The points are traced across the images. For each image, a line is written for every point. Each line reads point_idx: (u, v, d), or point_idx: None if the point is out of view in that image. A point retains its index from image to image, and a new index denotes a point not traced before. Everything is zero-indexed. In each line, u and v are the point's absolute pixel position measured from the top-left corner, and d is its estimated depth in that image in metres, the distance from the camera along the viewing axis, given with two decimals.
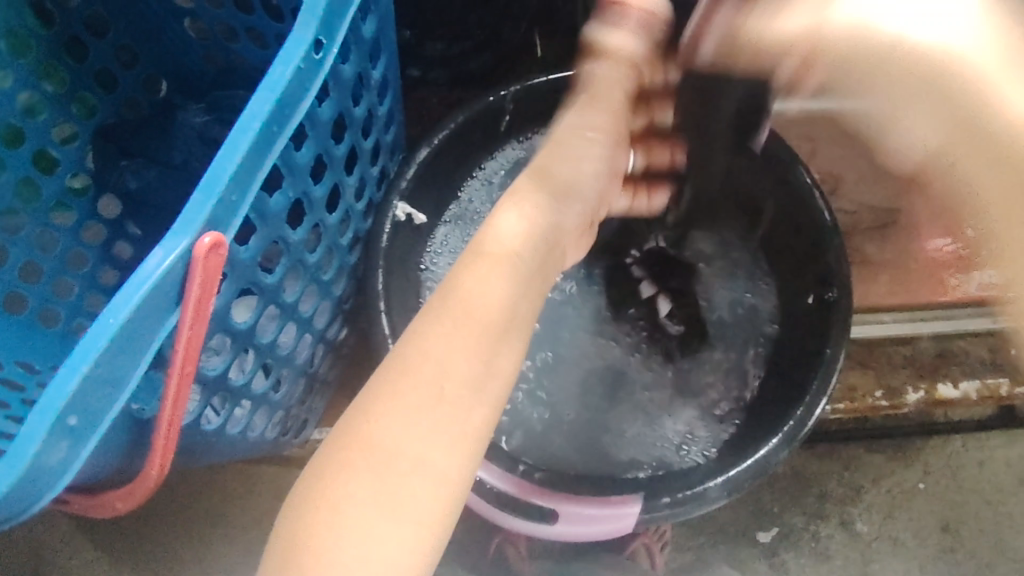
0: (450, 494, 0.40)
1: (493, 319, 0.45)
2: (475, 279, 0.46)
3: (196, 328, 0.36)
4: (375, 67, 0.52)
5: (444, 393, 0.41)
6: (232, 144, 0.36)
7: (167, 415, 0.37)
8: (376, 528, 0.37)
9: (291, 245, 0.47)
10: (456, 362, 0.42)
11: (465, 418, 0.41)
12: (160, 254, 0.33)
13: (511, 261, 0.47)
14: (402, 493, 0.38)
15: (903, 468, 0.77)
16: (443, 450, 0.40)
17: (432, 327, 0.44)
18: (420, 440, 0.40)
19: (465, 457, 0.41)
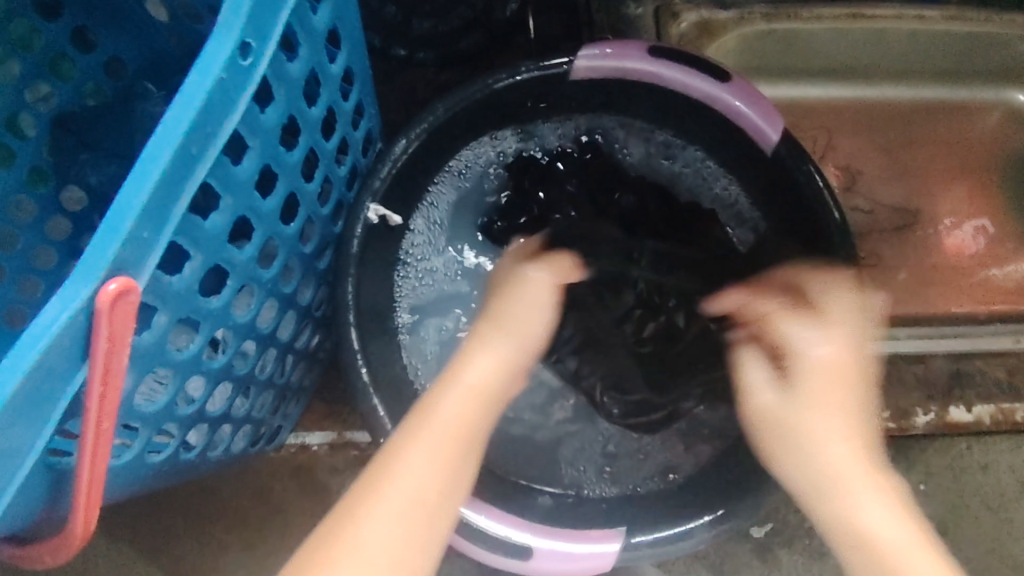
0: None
1: (467, 433, 0.44)
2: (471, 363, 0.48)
3: (108, 383, 0.32)
4: (335, 59, 0.45)
5: (405, 483, 0.41)
6: (141, 173, 0.30)
7: (85, 473, 0.33)
8: None
9: (238, 263, 0.42)
10: (422, 467, 0.42)
11: (424, 513, 0.40)
12: (55, 308, 0.29)
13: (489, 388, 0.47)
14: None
15: (904, 468, 0.72)
16: (402, 540, 0.39)
17: (408, 438, 0.43)
18: (381, 537, 0.38)
19: (421, 543, 0.40)
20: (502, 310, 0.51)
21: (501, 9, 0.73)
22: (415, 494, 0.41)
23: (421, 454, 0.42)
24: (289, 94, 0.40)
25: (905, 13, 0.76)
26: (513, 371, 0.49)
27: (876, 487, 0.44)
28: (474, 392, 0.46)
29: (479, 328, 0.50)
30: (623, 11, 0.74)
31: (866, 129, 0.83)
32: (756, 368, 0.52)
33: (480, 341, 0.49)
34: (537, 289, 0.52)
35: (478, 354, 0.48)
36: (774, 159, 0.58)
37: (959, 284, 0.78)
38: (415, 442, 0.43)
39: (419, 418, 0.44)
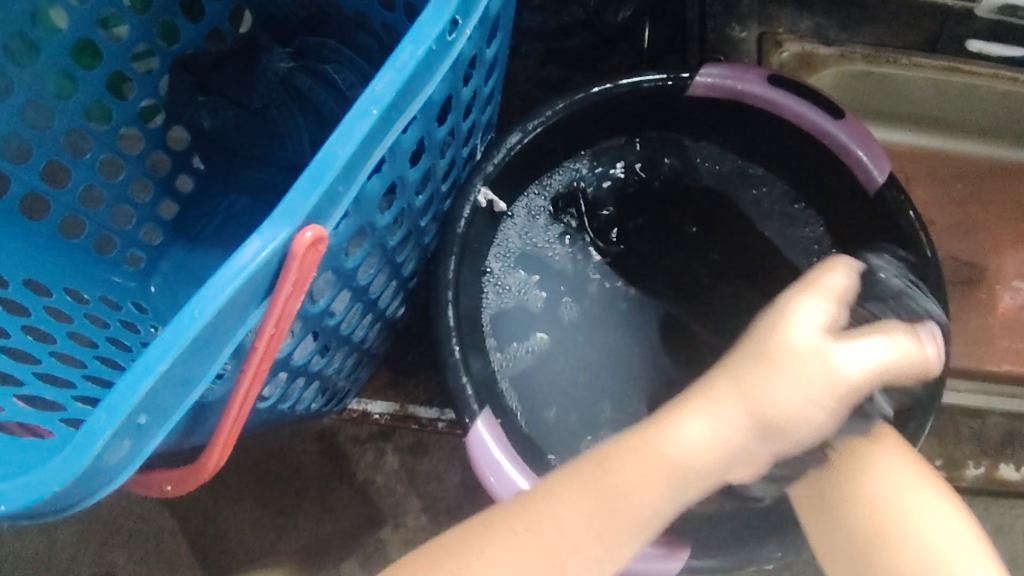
0: None
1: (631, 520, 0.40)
2: (631, 460, 0.40)
3: (279, 326, 0.33)
4: (490, 46, 0.47)
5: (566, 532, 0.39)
6: (347, 128, 0.32)
7: (235, 410, 0.35)
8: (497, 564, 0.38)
9: (377, 228, 0.43)
10: (576, 526, 0.39)
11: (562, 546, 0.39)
12: (257, 246, 0.30)
13: (666, 478, 0.40)
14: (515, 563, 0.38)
15: None
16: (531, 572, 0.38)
17: (562, 484, 0.40)
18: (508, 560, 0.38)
19: None
20: (752, 356, 0.39)
21: (613, 14, 0.75)
22: (558, 558, 0.38)
23: (591, 500, 0.39)
24: (455, 73, 0.41)
25: (1002, 74, 0.76)
26: (729, 452, 0.39)
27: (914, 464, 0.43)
28: (657, 464, 0.40)
29: (738, 359, 0.40)
30: (728, 33, 0.75)
31: (943, 181, 0.84)
32: (803, 311, 0.39)
33: (709, 392, 0.40)
34: (743, 404, 0.39)
35: (714, 411, 0.40)
36: (876, 199, 0.59)
37: (993, 338, 0.77)
38: (572, 486, 0.40)
39: (624, 449, 0.41)
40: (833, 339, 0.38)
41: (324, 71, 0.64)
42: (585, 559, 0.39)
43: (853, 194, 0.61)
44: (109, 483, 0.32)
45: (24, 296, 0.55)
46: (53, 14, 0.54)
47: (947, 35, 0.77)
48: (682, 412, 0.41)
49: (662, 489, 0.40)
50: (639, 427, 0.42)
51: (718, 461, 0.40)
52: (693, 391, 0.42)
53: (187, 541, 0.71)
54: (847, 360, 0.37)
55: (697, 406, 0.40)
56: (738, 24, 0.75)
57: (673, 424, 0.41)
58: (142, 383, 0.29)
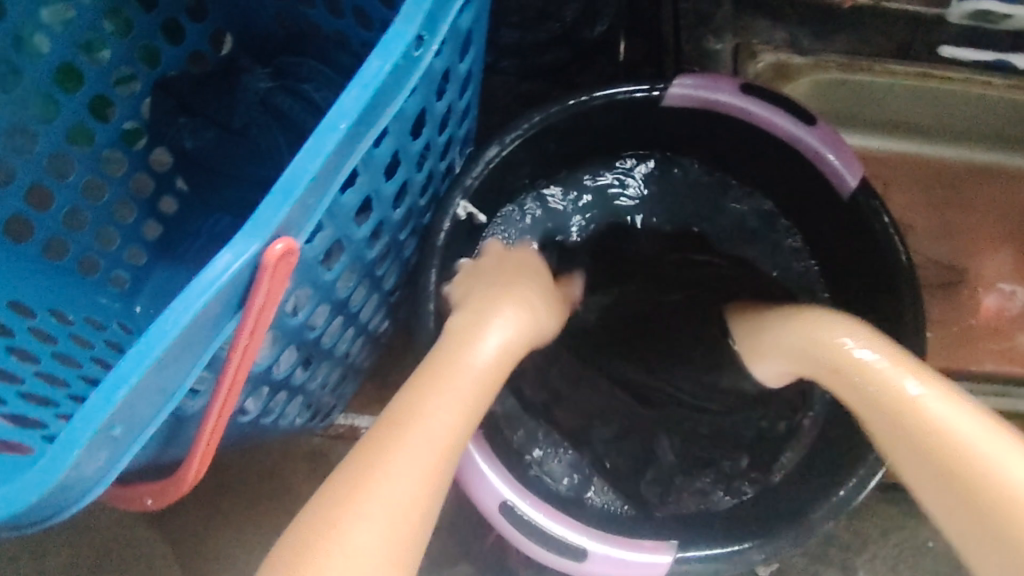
0: (420, 517, 0.38)
1: (478, 395, 0.45)
2: (468, 354, 0.46)
3: (251, 337, 0.33)
4: (463, 60, 0.47)
5: (405, 466, 0.39)
6: (316, 143, 0.32)
7: (213, 421, 0.35)
8: (371, 500, 0.37)
9: (353, 241, 0.44)
10: (445, 424, 0.42)
11: (430, 440, 0.41)
12: (228, 258, 0.30)
13: (501, 357, 0.48)
14: (383, 504, 0.37)
15: (915, 523, 0.74)
16: (404, 484, 0.38)
17: (422, 399, 0.43)
18: (389, 489, 0.38)
19: (426, 493, 0.39)
20: (513, 272, 0.58)
21: (588, 30, 0.77)
22: (424, 458, 0.40)
23: (449, 405, 0.43)
24: (427, 88, 0.42)
25: (974, 78, 0.78)
26: (529, 334, 0.51)
27: (939, 382, 0.44)
28: (488, 353, 0.47)
29: (503, 271, 0.58)
30: (704, 45, 0.77)
31: (922, 185, 0.84)
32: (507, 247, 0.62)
33: (509, 291, 0.53)
34: (522, 293, 0.54)
35: (517, 300, 0.52)
36: (850, 204, 0.60)
37: (974, 338, 0.78)
38: (434, 395, 0.43)
39: (430, 371, 0.45)
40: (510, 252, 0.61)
41: (305, 90, 0.65)
42: (451, 437, 0.42)
43: (828, 200, 0.62)
44: (86, 494, 0.32)
45: (9, 318, 0.55)
46: (34, 40, 0.54)
47: (919, 42, 0.78)
48: (493, 311, 0.50)
49: (490, 362, 0.47)
50: (450, 330, 0.49)
51: (527, 338, 0.51)
52: (489, 293, 0.53)
53: (178, 564, 0.71)
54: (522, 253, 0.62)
55: (507, 301, 0.51)
56: (713, 35, 0.77)
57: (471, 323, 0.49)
58: (115, 395, 0.30)
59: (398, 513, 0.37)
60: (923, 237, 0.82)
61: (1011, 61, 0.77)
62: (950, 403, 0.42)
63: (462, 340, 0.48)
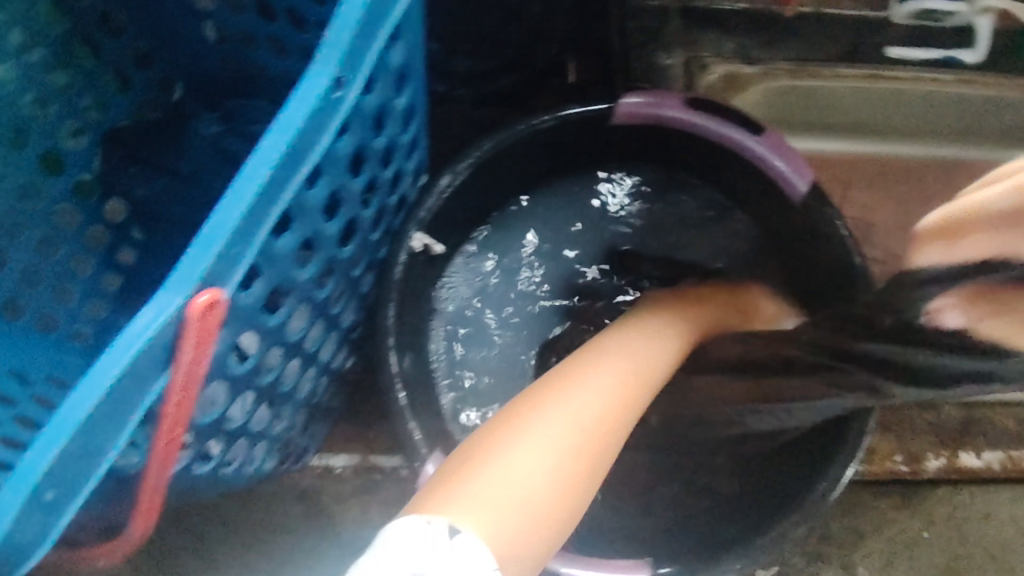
0: (552, 508, 0.41)
1: (617, 416, 0.47)
2: (609, 359, 0.50)
3: (183, 391, 0.33)
4: (401, 95, 0.48)
5: (551, 434, 0.43)
6: (236, 192, 0.33)
7: (153, 476, 0.35)
8: (494, 478, 0.39)
9: (298, 284, 0.44)
10: (587, 409, 0.45)
11: (573, 414, 0.45)
12: (151, 312, 0.31)
13: (633, 375, 0.50)
14: (523, 463, 0.41)
15: (908, 516, 0.73)
16: (549, 457, 0.42)
17: (560, 382, 0.47)
18: (525, 455, 0.41)
19: (559, 487, 0.41)
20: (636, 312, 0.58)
21: (540, 51, 0.78)
22: (550, 447, 0.42)
23: (593, 393, 0.47)
24: (360, 127, 0.42)
25: (923, 76, 0.79)
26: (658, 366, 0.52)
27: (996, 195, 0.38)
28: (620, 375, 0.49)
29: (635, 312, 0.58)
30: (655, 60, 0.78)
31: (880, 183, 0.85)
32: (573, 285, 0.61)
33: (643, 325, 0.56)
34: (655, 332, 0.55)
35: (647, 336, 0.54)
36: (803, 210, 0.60)
37: None
38: (575, 382, 0.47)
39: (571, 370, 0.49)
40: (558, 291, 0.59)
41: (257, 131, 0.68)
42: (593, 427, 0.45)
43: (782, 205, 0.62)
44: (25, 561, 0.32)
45: None
46: None
47: (866, 43, 0.80)
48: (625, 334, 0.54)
49: (618, 383, 0.48)
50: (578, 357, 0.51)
51: (656, 366, 0.52)
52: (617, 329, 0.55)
53: None
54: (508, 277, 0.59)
55: (642, 331, 0.55)
56: (664, 51, 0.79)
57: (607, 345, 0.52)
58: (44, 457, 0.30)
59: (509, 514, 0.38)
60: None
61: (957, 56, 0.80)
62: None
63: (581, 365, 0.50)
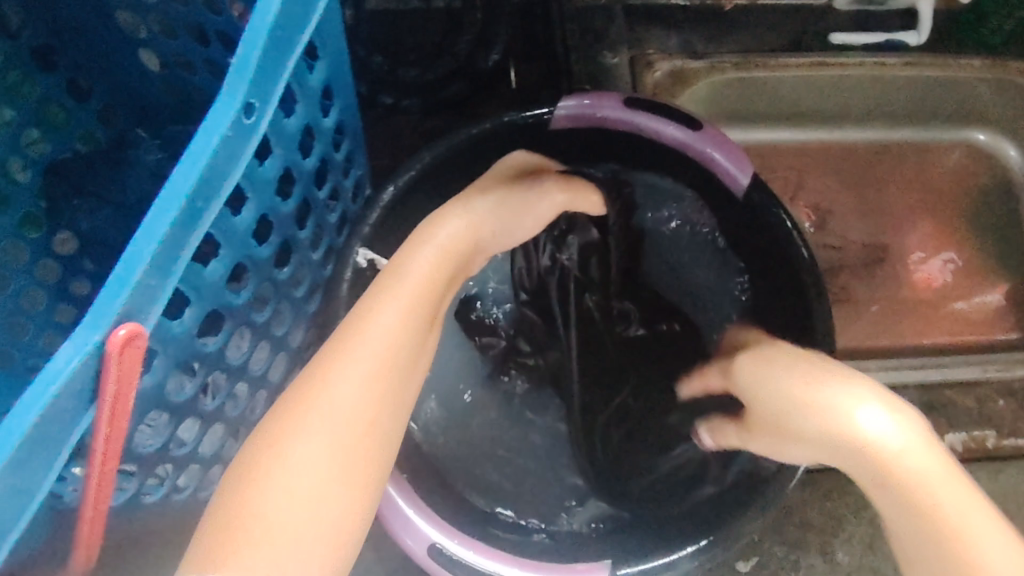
0: (353, 510, 0.40)
1: (395, 381, 0.42)
2: (371, 317, 0.43)
3: (111, 428, 0.33)
4: (328, 114, 0.48)
5: (344, 420, 0.40)
6: (150, 223, 0.32)
7: (88, 512, 0.35)
8: (276, 488, 0.38)
9: (233, 309, 0.44)
10: (351, 392, 0.41)
11: (338, 416, 0.40)
12: (66, 352, 0.30)
13: (397, 354, 0.43)
14: (296, 472, 0.38)
15: None
16: (326, 469, 0.39)
17: (328, 359, 0.42)
18: (301, 464, 0.38)
19: (352, 480, 0.40)
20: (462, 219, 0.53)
21: (483, 59, 0.78)
22: (336, 432, 0.40)
23: (356, 381, 0.41)
24: (285, 149, 0.42)
25: (867, 61, 0.79)
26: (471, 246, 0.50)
27: (913, 429, 0.43)
28: (393, 326, 0.43)
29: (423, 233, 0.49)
30: (601, 60, 0.77)
31: (835, 171, 0.85)
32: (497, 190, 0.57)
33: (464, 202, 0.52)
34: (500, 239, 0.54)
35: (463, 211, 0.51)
36: (746, 202, 0.61)
37: (904, 313, 0.80)
38: (344, 350, 0.42)
39: (347, 332, 0.43)
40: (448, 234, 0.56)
41: None
42: (380, 403, 0.42)
43: (727, 199, 0.63)
44: None
45: None
46: None
47: (811, 33, 0.81)
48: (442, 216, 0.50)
49: (407, 310, 0.44)
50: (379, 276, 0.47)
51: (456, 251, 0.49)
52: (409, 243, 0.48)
53: None
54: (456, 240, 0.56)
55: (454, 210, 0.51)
56: (609, 50, 0.78)
57: (382, 302, 0.44)
58: None
59: (293, 520, 0.37)
60: (851, 216, 0.83)
61: (900, 39, 0.80)
62: (943, 465, 0.42)
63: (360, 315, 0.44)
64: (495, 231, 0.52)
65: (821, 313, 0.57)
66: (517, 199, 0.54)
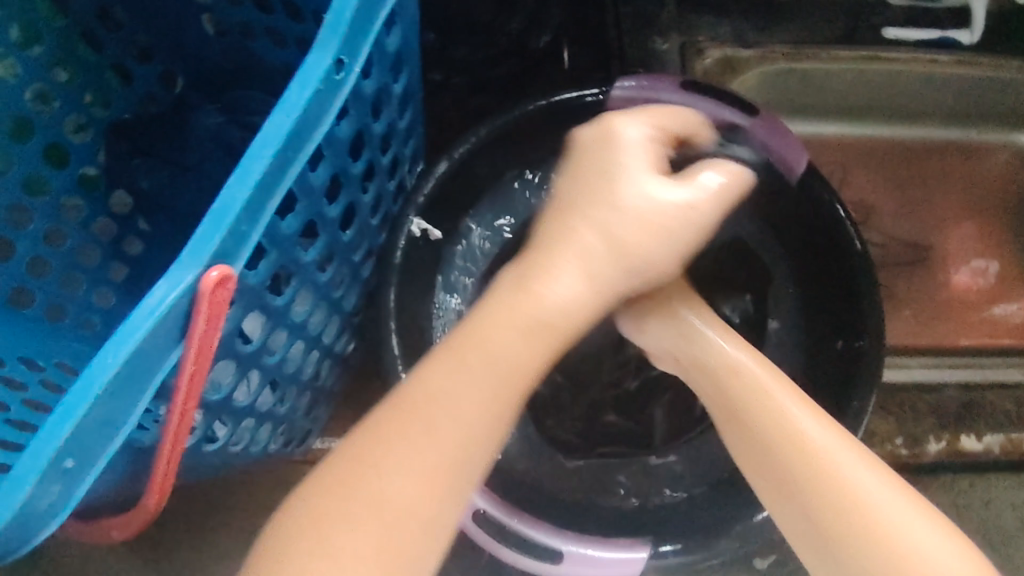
0: None
1: (458, 476, 0.40)
2: (448, 397, 0.41)
3: (198, 367, 0.34)
4: (397, 81, 0.49)
5: (395, 532, 0.38)
6: (244, 169, 0.34)
7: (167, 449, 0.36)
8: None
9: (302, 265, 0.45)
10: (420, 494, 0.39)
11: (401, 517, 0.38)
12: (164, 288, 0.32)
13: (469, 453, 0.40)
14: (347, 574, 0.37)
15: None
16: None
17: (398, 448, 0.39)
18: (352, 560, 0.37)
19: None
20: (596, 203, 0.47)
21: (534, 40, 0.77)
22: (391, 538, 0.38)
23: (423, 481, 0.39)
24: (359, 110, 0.43)
25: (920, 57, 0.79)
26: (585, 310, 0.45)
27: (929, 525, 0.40)
28: (471, 417, 0.41)
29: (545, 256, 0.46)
30: (650, 45, 0.79)
31: (879, 169, 0.85)
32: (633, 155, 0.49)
33: (572, 234, 0.46)
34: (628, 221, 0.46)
35: (571, 257, 0.45)
36: (800, 190, 0.62)
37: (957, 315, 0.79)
38: (419, 443, 0.39)
39: (427, 422, 0.40)
40: (668, 184, 0.47)
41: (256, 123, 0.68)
42: (440, 504, 0.39)
43: (780, 187, 0.63)
44: (45, 529, 0.33)
45: None
46: None
47: (863, 27, 0.80)
48: (549, 269, 0.45)
49: (484, 401, 0.42)
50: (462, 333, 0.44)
51: (578, 312, 0.45)
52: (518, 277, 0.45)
53: None
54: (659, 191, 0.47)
55: (567, 257, 0.45)
56: (660, 36, 0.79)
57: (449, 391, 0.41)
58: (63, 428, 0.30)
59: None
60: (902, 213, 0.82)
61: (954, 37, 0.80)
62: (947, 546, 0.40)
63: (450, 376, 0.42)
64: (604, 295, 0.45)
65: (871, 304, 0.57)
66: (618, 235, 0.46)
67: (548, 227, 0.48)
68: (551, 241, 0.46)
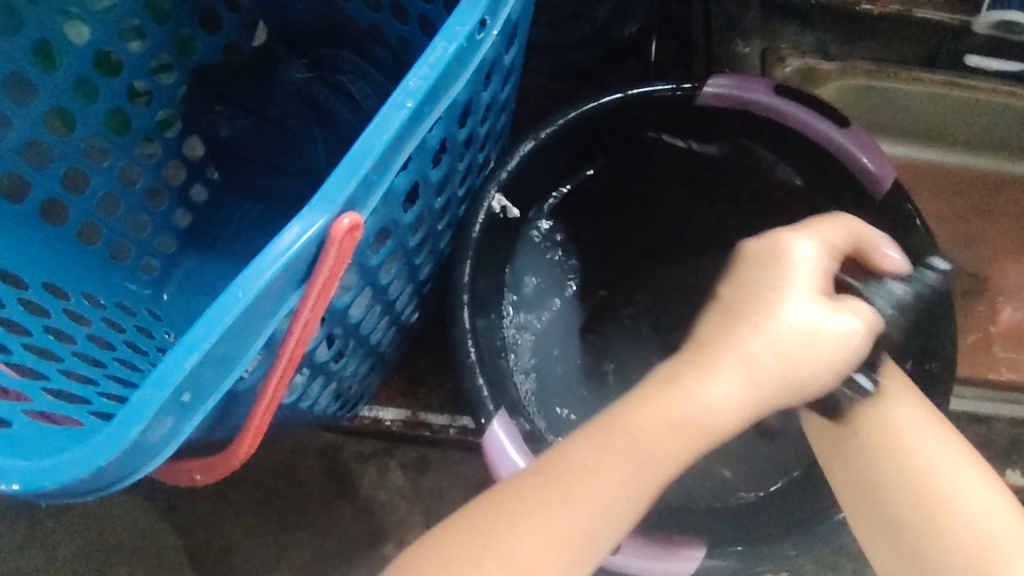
0: None
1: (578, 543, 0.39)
2: (588, 469, 0.40)
3: (313, 315, 0.34)
4: (508, 52, 0.48)
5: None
6: (383, 119, 0.34)
7: (268, 394, 0.36)
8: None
9: (400, 226, 0.45)
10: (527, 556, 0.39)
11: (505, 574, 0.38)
12: (298, 229, 0.31)
13: (582, 532, 0.39)
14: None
15: None
16: None
17: (515, 515, 0.39)
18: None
19: None
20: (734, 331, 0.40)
21: (619, 29, 0.78)
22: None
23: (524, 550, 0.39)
24: (477, 75, 0.43)
25: (1000, 89, 0.78)
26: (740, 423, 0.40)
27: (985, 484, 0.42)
28: (598, 496, 0.39)
29: (718, 339, 0.40)
30: (732, 48, 0.77)
31: (944, 196, 0.85)
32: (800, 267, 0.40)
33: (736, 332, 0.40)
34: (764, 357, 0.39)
35: (721, 371, 0.39)
36: (882, 204, 0.61)
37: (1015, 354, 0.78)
38: (542, 511, 0.39)
39: (563, 490, 0.39)
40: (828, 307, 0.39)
41: (341, 82, 0.65)
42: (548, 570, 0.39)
43: (861, 200, 0.62)
44: (150, 461, 0.32)
45: (45, 299, 0.55)
46: (74, 28, 0.54)
47: (945, 51, 0.79)
48: (691, 378, 0.40)
49: (621, 469, 0.40)
50: (640, 390, 0.41)
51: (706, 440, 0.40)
52: (679, 363, 0.41)
53: (192, 554, 0.72)
54: (795, 310, 0.39)
55: (719, 363, 0.40)
56: (741, 39, 0.77)
57: (589, 463, 0.40)
58: (186, 360, 0.30)
59: None
60: (959, 242, 0.82)
61: None
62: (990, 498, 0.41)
63: (598, 446, 0.40)
64: (763, 407, 0.40)
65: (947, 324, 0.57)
66: (765, 360, 0.39)
67: (711, 327, 0.41)
68: (703, 333, 0.41)
